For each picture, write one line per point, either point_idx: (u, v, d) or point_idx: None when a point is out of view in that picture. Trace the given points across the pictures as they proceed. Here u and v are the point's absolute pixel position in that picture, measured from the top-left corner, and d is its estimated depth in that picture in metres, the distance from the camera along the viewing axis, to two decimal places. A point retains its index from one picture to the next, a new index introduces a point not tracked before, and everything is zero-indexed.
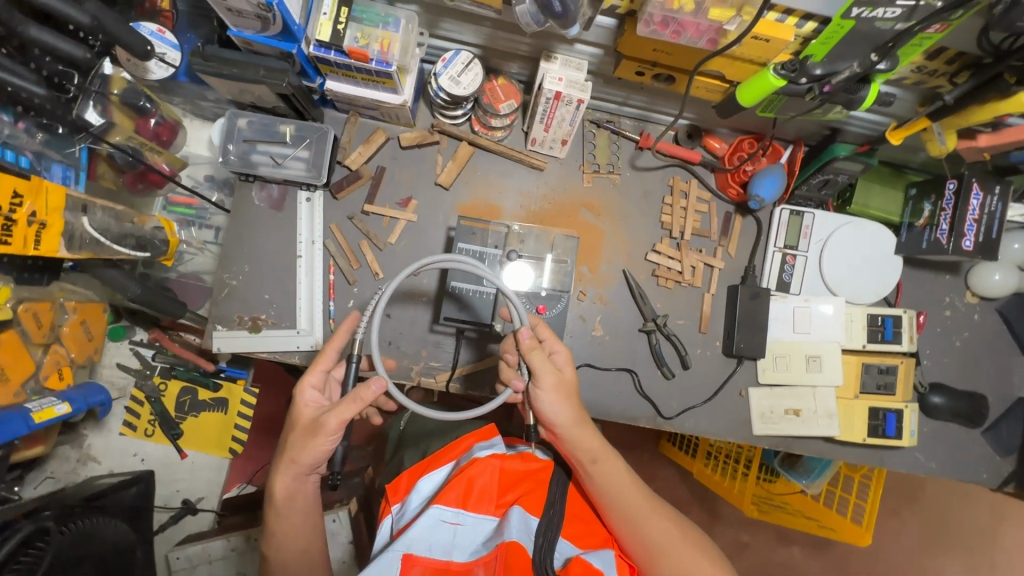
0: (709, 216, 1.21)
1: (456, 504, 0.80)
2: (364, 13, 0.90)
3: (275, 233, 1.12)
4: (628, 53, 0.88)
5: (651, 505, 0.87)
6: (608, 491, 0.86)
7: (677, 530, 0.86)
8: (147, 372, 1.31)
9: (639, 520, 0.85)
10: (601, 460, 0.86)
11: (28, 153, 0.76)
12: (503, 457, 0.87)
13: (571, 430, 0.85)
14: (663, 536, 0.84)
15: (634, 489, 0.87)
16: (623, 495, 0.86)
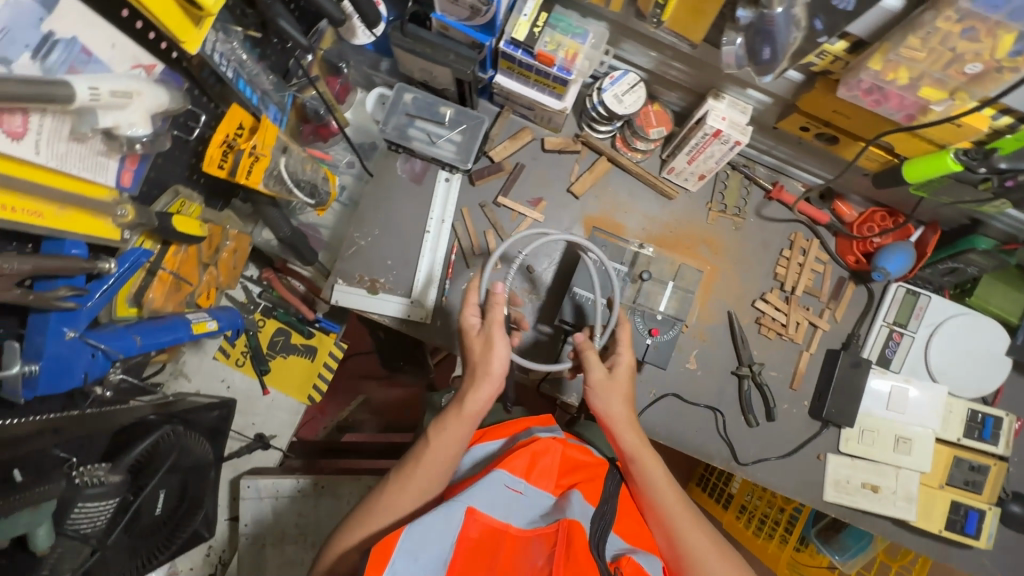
0: (823, 277, 1.22)
1: (521, 474, 0.81)
2: (559, 21, 0.96)
3: (412, 204, 1.17)
4: (805, 108, 0.91)
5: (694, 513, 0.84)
6: (654, 493, 0.85)
7: (717, 541, 0.83)
8: (251, 307, 1.36)
9: (675, 526, 0.83)
10: (643, 463, 0.86)
11: (258, 92, 0.83)
12: (564, 442, 0.88)
13: (618, 421, 0.88)
14: (700, 544, 0.81)
15: (675, 491, 0.86)
16: (668, 501, 0.84)
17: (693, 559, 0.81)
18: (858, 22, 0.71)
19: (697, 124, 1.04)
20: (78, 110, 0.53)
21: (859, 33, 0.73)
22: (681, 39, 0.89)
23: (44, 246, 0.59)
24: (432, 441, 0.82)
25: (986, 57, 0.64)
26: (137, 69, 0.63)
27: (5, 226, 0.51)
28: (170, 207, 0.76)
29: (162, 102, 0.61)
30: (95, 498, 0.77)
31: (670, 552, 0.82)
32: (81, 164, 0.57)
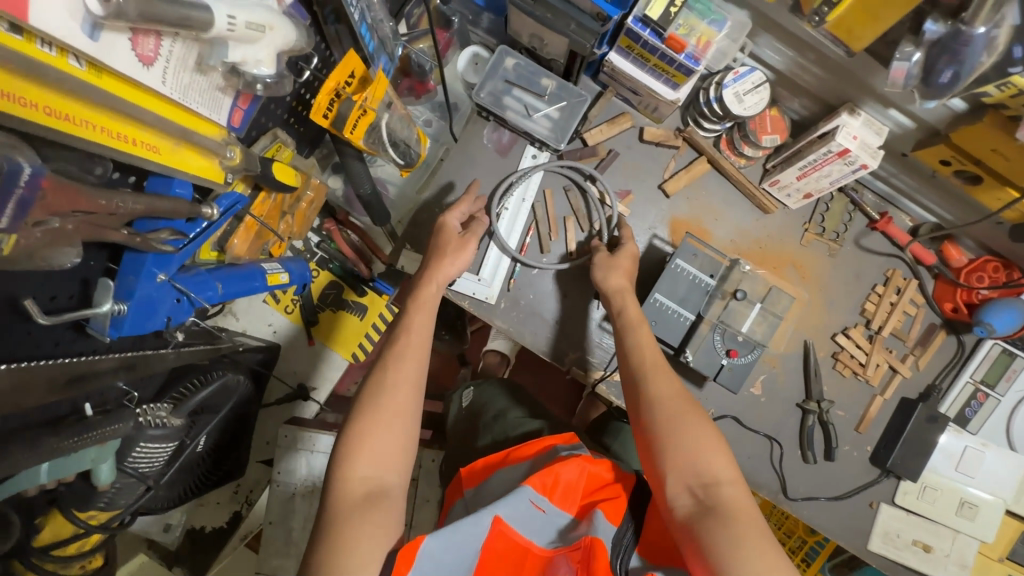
0: (913, 321, 1.14)
1: (544, 492, 0.75)
2: (698, 3, 0.87)
3: (493, 177, 1.11)
4: (957, 142, 0.81)
5: (670, 371, 0.81)
6: (631, 347, 0.86)
7: (687, 395, 0.78)
8: (307, 256, 1.32)
9: (647, 374, 0.81)
10: (630, 324, 0.89)
11: (378, 42, 0.76)
12: (589, 458, 0.79)
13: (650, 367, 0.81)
14: (667, 393, 0.78)
15: (655, 348, 0.84)
16: (644, 356, 0.84)
17: (658, 403, 0.77)
18: None
19: (820, 138, 0.95)
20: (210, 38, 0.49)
21: None
22: (836, 44, 0.79)
23: (152, 182, 0.60)
24: (403, 332, 0.83)
25: None
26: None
27: (123, 158, 0.47)
28: (267, 151, 0.73)
29: (290, 42, 0.55)
30: (156, 438, 0.80)
31: (634, 402, 0.80)
32: (201, 98, 0.54)
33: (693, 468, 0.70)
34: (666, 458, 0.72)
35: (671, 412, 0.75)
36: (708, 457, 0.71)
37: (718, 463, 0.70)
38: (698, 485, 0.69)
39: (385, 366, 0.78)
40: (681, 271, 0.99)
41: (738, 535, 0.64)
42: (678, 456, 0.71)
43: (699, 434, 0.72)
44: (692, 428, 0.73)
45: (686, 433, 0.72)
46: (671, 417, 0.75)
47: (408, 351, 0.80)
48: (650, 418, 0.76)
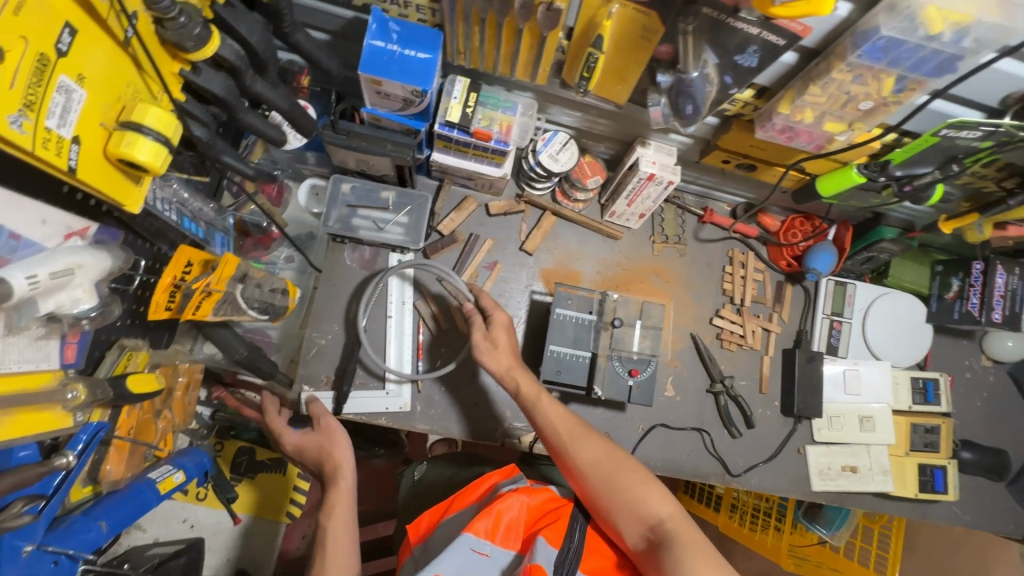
0: (764, 285, 1.32)
1: (486, 535, 0.78)
2: (489, 98, 0.98)
3: (367, 292, 1.14)
4: (725, 146, 0.99)
5: (589, 431, 0.89)
6: (546, 423, 0.91)
7: (610, 449, 0.86)
8: (204, 432, 1.24)
9: (570, 443, 0.88)
10: (537, 400, 0.93)
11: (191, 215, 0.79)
12: (528, 491, 0.84)
13: (573, 433, 0.89)
14: (594, 457, 0.85)
15: (569, 416, 0.91)
16: (559, 426, 0.90)
17: (590, 469, 0.84)
18: (763, 74, 0.79)
19: (630, 170, 1.10)
20: (23, 302, 0.54)
21: (764, 81, 0.81)
22: (606, 102, 0.95)
23: None
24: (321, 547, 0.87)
25: (875, 95, 0.73)
26: (73, 238, 0.63)
27: None
28: (116, 368, 0.72)
29: (104, 267, 0.62)
30: None
31: (569, 472, 0.87)
32: (21, 357, 0.58)
33: (638, 515, 0.79)
34: (612, 513, 0.81)
35: (606, 475, 0.83)
36: (646, 501, 0.80)
37: (656, 501, 0.80)
38: (646, 527, 0.78)
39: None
40: (564, 318, 1.07)
41: (686, 560, 0.72)
42: (622, 509, 0.80)
43: (634, 484, 0.81)
44: (622, 478, 0.82)
45: (623, 488, 0.81)
46: (606, 479, 0.83)
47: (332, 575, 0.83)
48: (588, 486, 0.83)
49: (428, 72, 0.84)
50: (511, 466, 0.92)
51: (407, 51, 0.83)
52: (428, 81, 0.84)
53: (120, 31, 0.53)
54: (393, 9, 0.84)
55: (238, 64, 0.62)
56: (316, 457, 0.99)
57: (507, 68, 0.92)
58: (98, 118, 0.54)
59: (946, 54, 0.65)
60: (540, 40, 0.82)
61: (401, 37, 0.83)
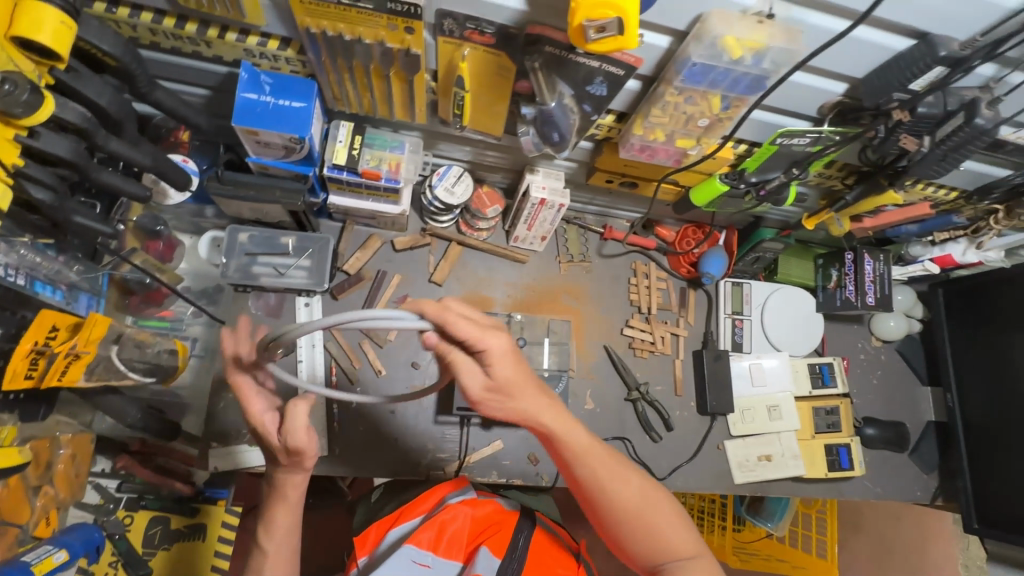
0: (668, 292, 1.39)
1: (428, 547, 0.86)
2: (375, 139, 1.02)
3: (275, 339, 1.13)
4: (603, 167, 1.06)
5: (625, 465, 0.74)
6: (575, 457, 0.72)
7: (646, 488, 0.74)
8: (110, 506, 1.15)
9: (602, 482, 0.72)
10: (562, 435, 0.71)
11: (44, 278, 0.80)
12: (474, 503, 0.92)
13: (607, 475, 0.72)
14: (630, 499, 0.72)
15: (600, 447, 0.73)
16: (595, 464, 0.72)
17: (624, 515, 0.72)
18: (615, 101, 0.87)
19: (524, 196, 1.16)
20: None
21: (619, 107, 0.89)
22: (487, 135, 1.00)
23: None
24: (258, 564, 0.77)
25: (708, 113, 0.82)
26: None
27: None
28: None
29: None
30: None
31: (591, 504, 0.74)
32: None
33: (659, 558, 0.73)
34: (633, 551, 0.74)
35: (638, 519, 0.72)
36: (674, 545, 0.72)
37: (683, 546, 0.73)
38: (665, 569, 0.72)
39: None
40: None
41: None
42: (647, 551, 0.73)
43: (667, 536, 0.72)
44: (653, 521, 0.72)
45: (653, 529, 0.72)
46: (638, 524, 0.72)
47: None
48: (620, 532, 0.73)
49: (304, 119, 0.87)
50: (460, 478, 0.98)
51: (281, 101, 0.86)
52: (304, 128, 0.87)
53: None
54: (263, 62, 0.87)
55: (87, 127, 0.63)
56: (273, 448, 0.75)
57: (386, 110, 0.96)
58: None
59: (752, 74, 0.74)
60: (408, 83, 0.87)
61: (274, 88, 0.86)
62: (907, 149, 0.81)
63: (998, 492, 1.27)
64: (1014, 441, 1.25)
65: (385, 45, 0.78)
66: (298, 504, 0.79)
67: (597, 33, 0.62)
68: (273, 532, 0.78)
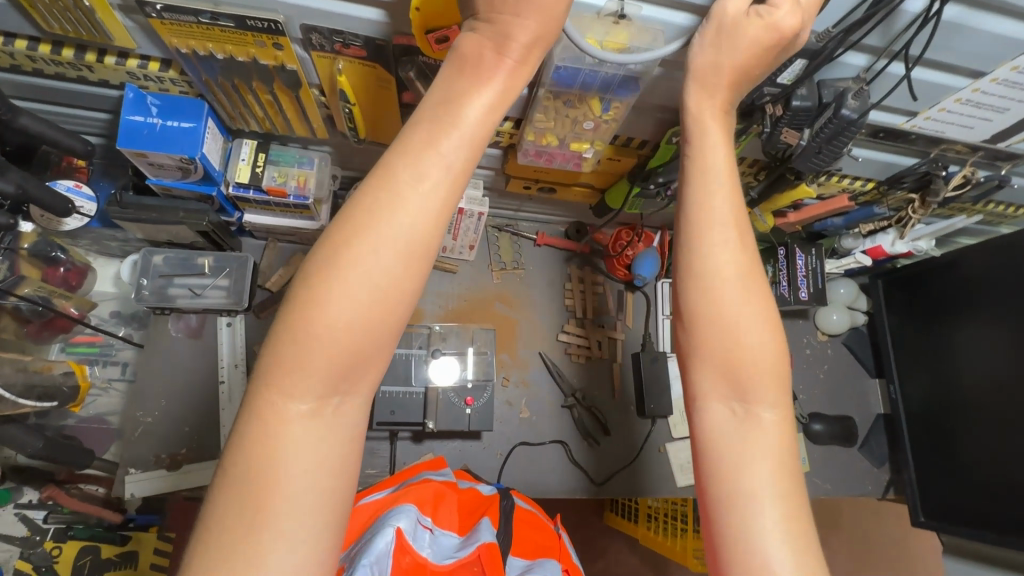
0: (605, 295, 1.38)
1: (425, 512, 0.83)
2: (280, 156, 1.01)
3: (196, 361, 1.12)
4: (515, 174, 1.06)
5: (746, 228, 0.59)
6: (703, 170, 0.60)
7: (750, 262, 0.57)
8: (37, 538, 1.16)
9: (711, 231, 0.58)
10: (704, 139, 0.61)
11: None
12: (455, 486, 0.95)
13: (721, 213, 0.58)
14: (725, 265, 0.56)
15: (731, 186, 0.59)
16: (710, 206, 0.58)
17: (711, 274, 0.57)
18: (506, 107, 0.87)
19: None
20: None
21: (512, 114, 0.89)
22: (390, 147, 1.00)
23: None
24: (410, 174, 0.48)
25: (591, 116, 0.81)
26: None
27: None
28: None
29: None
30: None
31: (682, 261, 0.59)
32: None
33: (720, 356, 0.55)
34: (695, 342, 0.57)
35: (729, 285, 0.56)
36: (741, 348, 0.55)
37: (757, 353, 0.55)
38: (723, 375, 0.55)
39: (338, 265, 0.46)
40: (393, 356, 1.09)
41: (747, 438, 0.53)
42: (712, 346, 0.55)
43: (748, 337, 0.55)
44: (736, 305, 0.55)
45: (722, 312, 0.55)
46: (724, 291, 0.56)
47: (387, 245, 0.47)
48: (692, 294, 0.57)
49: (192, 140, 0.87)
50: (438, 459, 1.04)
51: (169, 122, 0.86)
52: (196, 148, 0.87)
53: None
54: (150, 84, 0.86)
55: None
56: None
57: (284, 125, 0.96)
58: None
59: (621, 74, 0.73)
60: (296, 98, 0.87)
61: (161, 110, 0.86)
62: (790, 144, 0.80)
63: (943, 483, 1.26)
64: (954, 431, 1.23)
65: (259, 61, 0.78)
66: (506, 107, 0.54)
67: None
68: (469, 110, 0.51)
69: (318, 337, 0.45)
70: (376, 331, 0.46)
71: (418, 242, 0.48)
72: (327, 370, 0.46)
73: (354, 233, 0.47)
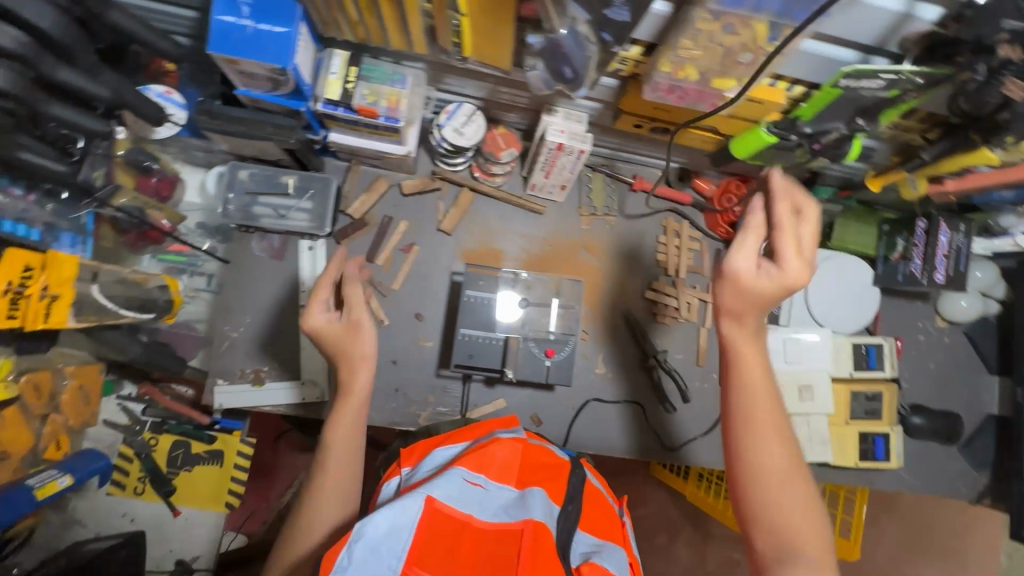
0: (701, 254, 1.26)
1: (478, 468, 0.73)
2: (372, 72, 0.92)
3: (277, 282, 1.11)
4: (629, 109, 0.93)
5: (782, 428, 0.72)
6: (749, 381, 0.72)
7: (795, 455, 0.71)
8: (137, 428, 1.25)
9: (758, 432, 0.71)
10: (739, 346, 0.73)
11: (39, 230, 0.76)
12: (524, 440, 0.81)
13: (767, 414, 0.72)
14: (779, 459, 0.70)
15: (766, 391, 0.73)
16: (760, 405, 0.72)
17: (757, 469, 0.70)
18: (641, 29, 0.73)
19: (540, 140, 1.05)
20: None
21: (645, 38, 0.75)
22: (493, 68, 0.88)
23: None
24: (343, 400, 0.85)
25: (752, 47, 0.66)
26: None
27: None
28: None
29: None
30: None
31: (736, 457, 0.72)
32: None
33: (777, 533, 0.67)
34: (755, 521, 0.69)
35: (778, 479, 0.69)
36: (795, 526, 0.67)
37: (812, 535, 0.67)
38: (778, 548, 0.67)
39: (318, 495, 0.79)
40: (475, 300, 1.03)
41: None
42: (765, 522, 0.68)
43: (795, 507, 0.68)
44: (784, 489, 0.69)
45: (781, 500, 0.68)
46: (772, 482, 0.69)
47: (336, 440, 0.82)
48: (744, 484, 0.70)
49: (284, 48, 0.78)
50: (509, 417, 0.90)
51: (261, 26, 0.78)
52: (287, 58, 0.79)
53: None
54: None
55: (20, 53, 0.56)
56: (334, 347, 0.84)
57: (382, 37, 0.86)
58: None
59: None
60: (398, 4, 0.75)
61: (252, 10, 0.77)
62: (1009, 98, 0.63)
63: None
64: None
65: None
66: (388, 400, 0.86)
67: None
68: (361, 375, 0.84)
69: (313, 507, 0.78)
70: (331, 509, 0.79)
71: (349, 434, 0.83)
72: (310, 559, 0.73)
73: (334, 427, 0.83)
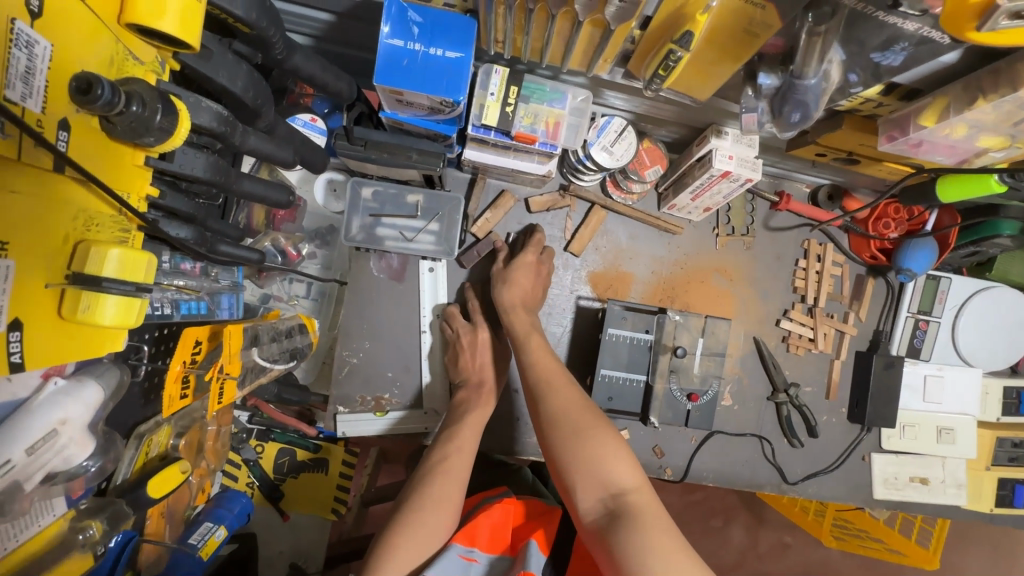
0: (842, 279, 1.16)
1: (473, 540, 0.73)
2: (531, 90, 0.79)
3: (398, 305, 1.05)
4: (824, 143, 0.79)
5: (572, 390, 0.82)
6: (528, 366, 0.87)
7: (582, 405, 0.79)
8: (244, 435, 1.23)
9: (543, 389, 0.82)
10: (525, 343, 0.91)
11: (205, 296, 0.65)
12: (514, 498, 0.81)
13: (541, 387, 0.83)
14: (559, 412, 0.78)
15: (552, 366, 0.86)
16: (535, 368, 0.86)
17: (552, 420, 0.78)
18: (906, 73, 0.60)
19: (700, 162, 0.91)
20: (5, 488, 0.41)
21: (902, 80, 0.61)
22: (681, 97, 0.75)
23: None
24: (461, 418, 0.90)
25: None
26: (52, 379, 0.44)
27: None
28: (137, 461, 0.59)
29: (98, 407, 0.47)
30: None
31: (537, 421, 0.81)
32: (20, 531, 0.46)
33: (599, 479, 0.71)
34: (573, 473, 0.73)
35: (566, 424, 0.77)
36: (611, 466, 0.71)
37: (622, 472, 0.71)
38: (607, 495, 0.70)
39: (438, 454, 0.81)
40: (617, 339, 0.96)
41: (646, 541, 0.62)
42: (577, 463, 0.73)
43: (599, 446, 0.73)
44: (561, 433, 0.76)
45: (588, 444, 0.73)
46: (568, 432, 0.76)
47: (471, 418, 0.89)
48: (554, 438, 0.77)
49: (457, 78, 0.67)
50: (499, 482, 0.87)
51: (432, 50, 0.66)
52: (459, 90, 0.67)
53: (4, 347, 0.34)
54: None
55: (223, 130, 0.47)
56: (467, 368, 0.99)
57: (557, 55, 0.73)
58: (42, 276, 0.37)
59: None
60: (604, 30, 0.63)
61: (423, 31, 0.66)
62: None
63: None
64: None
65: None
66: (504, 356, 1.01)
67: (1008, 21, 0.37)
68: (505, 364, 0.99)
69: (441, 463, 0.79)
70: (455, 479, 0.78)
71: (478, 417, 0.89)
72: (425, 504, 0.73)
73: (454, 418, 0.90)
